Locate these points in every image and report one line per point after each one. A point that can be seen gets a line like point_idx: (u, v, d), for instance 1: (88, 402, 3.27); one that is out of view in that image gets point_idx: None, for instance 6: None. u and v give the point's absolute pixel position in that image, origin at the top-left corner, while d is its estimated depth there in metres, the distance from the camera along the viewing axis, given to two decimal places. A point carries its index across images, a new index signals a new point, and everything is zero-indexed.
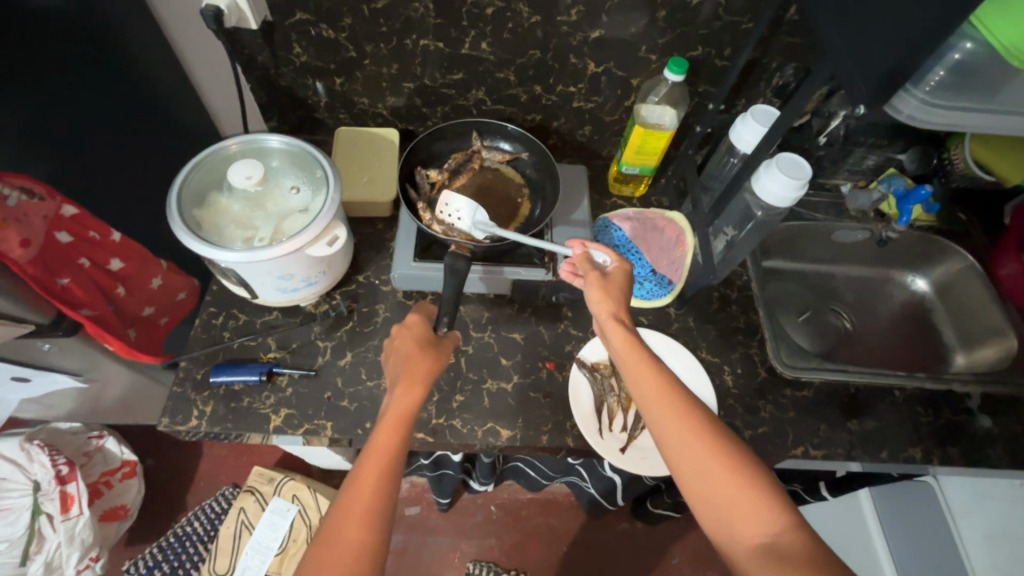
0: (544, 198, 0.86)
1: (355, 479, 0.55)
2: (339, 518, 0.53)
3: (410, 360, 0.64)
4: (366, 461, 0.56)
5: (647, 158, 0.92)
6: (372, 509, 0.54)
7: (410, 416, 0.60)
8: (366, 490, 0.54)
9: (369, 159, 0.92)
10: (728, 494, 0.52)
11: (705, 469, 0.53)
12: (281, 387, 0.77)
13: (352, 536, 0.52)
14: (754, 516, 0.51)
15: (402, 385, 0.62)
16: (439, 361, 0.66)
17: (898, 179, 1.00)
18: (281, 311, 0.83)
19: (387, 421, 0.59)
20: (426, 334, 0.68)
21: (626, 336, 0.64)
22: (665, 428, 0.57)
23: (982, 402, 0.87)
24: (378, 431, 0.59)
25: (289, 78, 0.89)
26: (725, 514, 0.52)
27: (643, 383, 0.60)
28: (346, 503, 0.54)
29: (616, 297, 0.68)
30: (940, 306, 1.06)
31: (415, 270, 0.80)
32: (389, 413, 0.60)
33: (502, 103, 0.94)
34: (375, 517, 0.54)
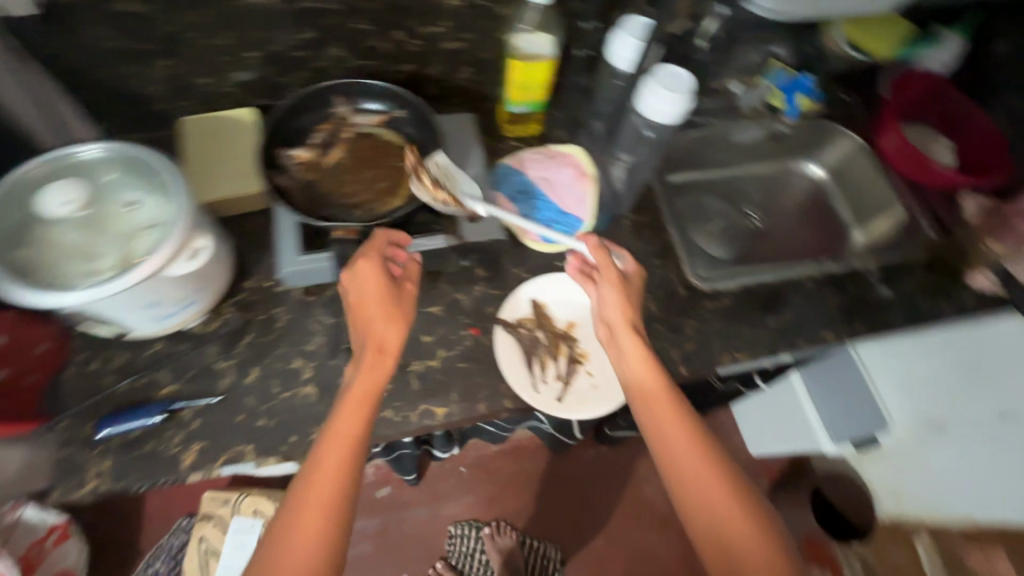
0: (430, 157, 0.78)
1: (316, 464, 0.59)
2: (304, 505, 0.57)
3: (372, 331, 0.65)
4: (327, 447, 0.60)
5: (532, 94, 0.85)
6: (332, 492, 0.58)
7: (372, 394, 0.62)
8: (331, 481, 0.58)
9: (224, 145, 0.80)
10: (722, 509, 0.63)
11: (705, 487, 0.64)
12: (186, 422, 0.70)
13: (314, 520, 0.57)
14: (740, 529, 0.62)
15: (364, 361, 0.63)
16: (403, 323, 0.67)
17: (781, 71, 1.01)
18: (165, 340, 0.74)
19: (349, 402, 0.61)
20: (383, 288, 0.66)
21: (643, 353, 0.70)
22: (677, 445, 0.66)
23: (881, 273, 0.92)
24: (340, 416, 0.61)
25: (104, 70, 0.75)
26: (717, 526, 0.62)
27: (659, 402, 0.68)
28: (309, 501, 0.58)
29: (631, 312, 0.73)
30: (835, 187, 1.10)
31: (305, 263, 0.73)
32: (353, 393, 0.62)
33: (365, 57, 0.84)
34: (337, 499, 0.58)
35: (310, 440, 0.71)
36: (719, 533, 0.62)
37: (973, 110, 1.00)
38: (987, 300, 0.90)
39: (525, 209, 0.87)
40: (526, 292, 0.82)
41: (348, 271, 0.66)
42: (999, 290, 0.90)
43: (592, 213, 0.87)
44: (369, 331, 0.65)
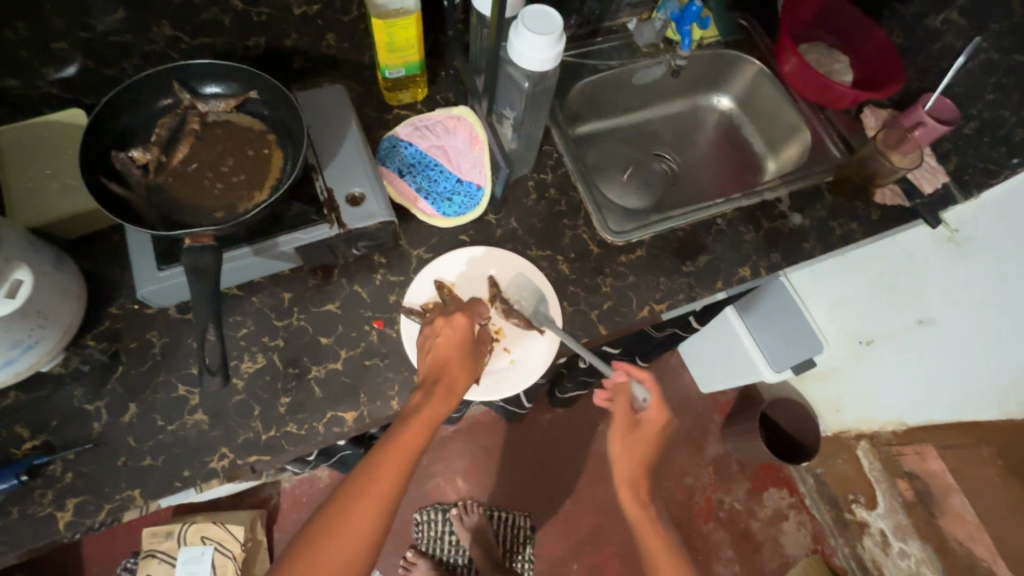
0: (294, 140, 0.69)
1: (369, 471, 0.59)
2: (354, 501, 0.56)
3: (449, 372, 0.66)
4: (385, 457, 0.59)
5: (405, 55, 0.77)
6: (384, 502, 0.57)
7: (435, 422, 0.63)
8: (386, 480, 0.58)
9: (50, 155, 0.69)
10: None
11: None
12: (56, 477, 0.62)
13: (361, 519, 0.56)
14: None
15: (437, 392, 0.64)
16: (472, 373, 0.68)
17: (672, 1, 0.93)
18: (18, 389, 0.65)
19: (414, 423, 0.62)
20: (466, 342, 0.68)
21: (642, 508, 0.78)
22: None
23: (792, 202, 0.91)
24: (402, 431, 0.61)
25: None
26: None
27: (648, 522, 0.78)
28: (360, 493, 0.57)
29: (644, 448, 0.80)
30: (745, 118, 1.08)
31: (166, 281, 0.64)
32: (422, 416, 0.62)
33: (204, 35, 0.73)
34: (385, 508, 0.57)
35: (208, 471, 0.65)
36: None
37: (869, 23, 0.97)
38: (894, 214, 0.91)
39: (418, 183, 0.80)
40: (429, 274, 0.76)
41: (443, 320, 0.69)
42: (902, 200, 0.91)
43: (489, 178, 0.81)
44: (442, 364, 0.66)
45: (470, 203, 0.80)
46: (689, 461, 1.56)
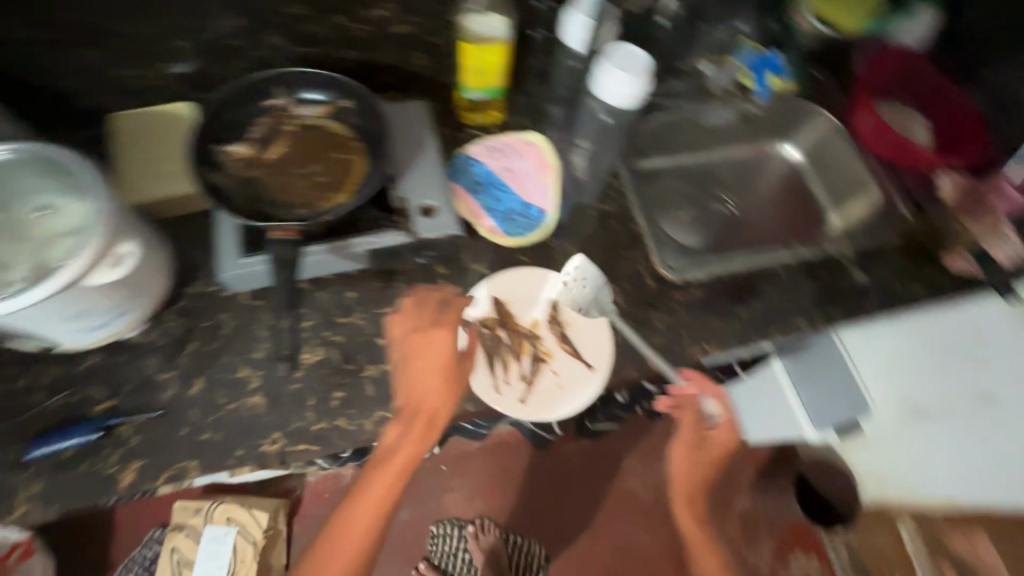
0: (378, 148, 0.73)
1: (375, 483, 0.80)
2: (370, 481, 0.80)
3: (428, 408, 0.71)
4: (388, 475, 0.79)
5: (489, 80, 0.80)
6: (395, 481, 0.79)
7: (420, 450, 0.77)
8: (391, 473, 0.79)
9: (157, 141, 0.75)
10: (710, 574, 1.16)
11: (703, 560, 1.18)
12: (124, 439, 0.66)
13: (378, 493, 0.80)
14: None
15: (416, 431, 0.73)
16: (456, 390, 0.72)
17: (749, 49, 0.98)
18: (101, 352, 0.70)
19: (401, 457, 0.77)
20: (446, 361, 0.72)
21: (688, 514, 1.21)
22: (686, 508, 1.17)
23: (857, 258, 0.89)
24: (394, 458, 0.77)
25: (19, 61, 0.69)
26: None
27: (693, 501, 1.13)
28: (373, 476, 0.80)
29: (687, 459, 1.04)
30: (811, 170, 1.07)
31: (246, 266, 0.68)
32: (405, 444, 0.74)
33: (307, 45, 0.79)
34: (395, 485, 0.80)
35: (259, 453, 0.67)
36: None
37: (947, 86, 0.98)
38: (966, 282, 0.88)
39: (485, 202, 0.82)
40: (486, 290, 0.78)
41: (415, 330, 0.73)
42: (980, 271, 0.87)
43: (554, 203, 0.83)
44: (413, 400, 0.71)
45: (532, 225, 0.82)
46: (716, 512, 1.51)
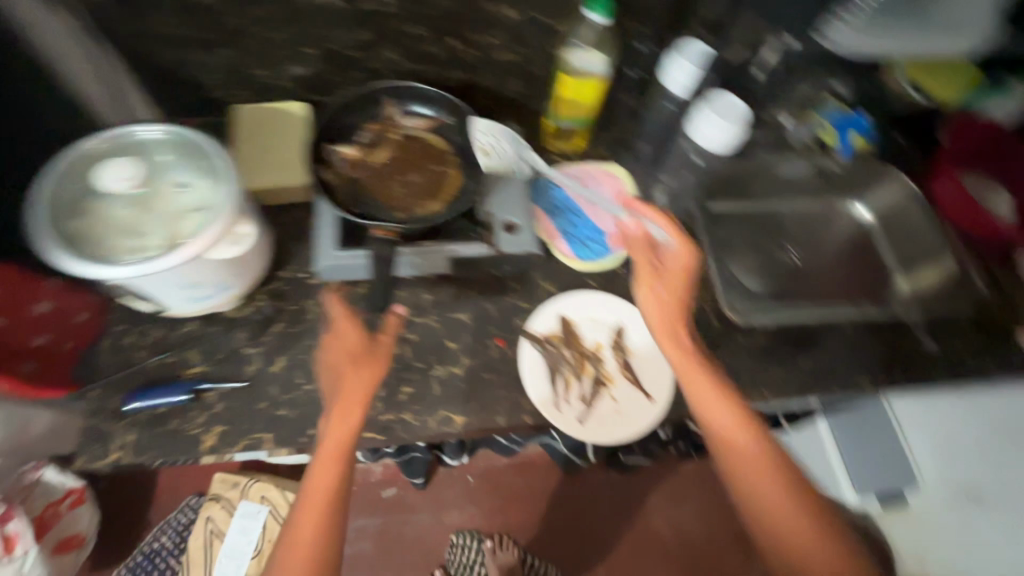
0: (473, 165, 0.78)
1: (296, 526, 0.59)
2: (293, 526, 0.59)
3: (345, 389, 0.62)
4: (305, 508, 0.59)
5: (578, 109, 0.84)
6: (321, 518, 0.59)
7: (348, 447, 0.60)
8: (317, 497, 0.60)
9: (270, 136, 0.81)
10: (787, 521, 0.69)
11: (770, 498, 0.69)
12: (211, 404, 0.71)
13: (305, 540, 0.58)
14: (800, 526, 0.68)
15: (332, 418, 0.60)
16: (377, 375, 0.63)
17: (837, 108, 1.00)
18: (200, 320, 0.76)
19: (324, 458, 0.60)
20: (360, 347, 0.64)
21: (733, 414, 0.70)
22: (750, 480, 0.70)
23: (926, 325, 0.89)
24: (315, 469, 0.60)
25: (173, 52, 0.77)
26: (784, 552, 0.69)
27: (752, 472, 0.70)
28: (298, 519, 0.60)
29: (661, 309, 0.76)
30: (881, 233, 1.06)
31: (342, 259, 0.73)
32: (326, 444, 0.60)
33: (419, 62, 0.85)
34: (324, 531, 0.59)
35: None
36: (796, 554, 0.68)
37: None
38: None
39: (561, 225, 0.85)
40: (554, 307, 0.81)
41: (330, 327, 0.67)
42: None
43: None
44: (339, 383, 0.62)
45: (607, 250, 0.84)
46: None
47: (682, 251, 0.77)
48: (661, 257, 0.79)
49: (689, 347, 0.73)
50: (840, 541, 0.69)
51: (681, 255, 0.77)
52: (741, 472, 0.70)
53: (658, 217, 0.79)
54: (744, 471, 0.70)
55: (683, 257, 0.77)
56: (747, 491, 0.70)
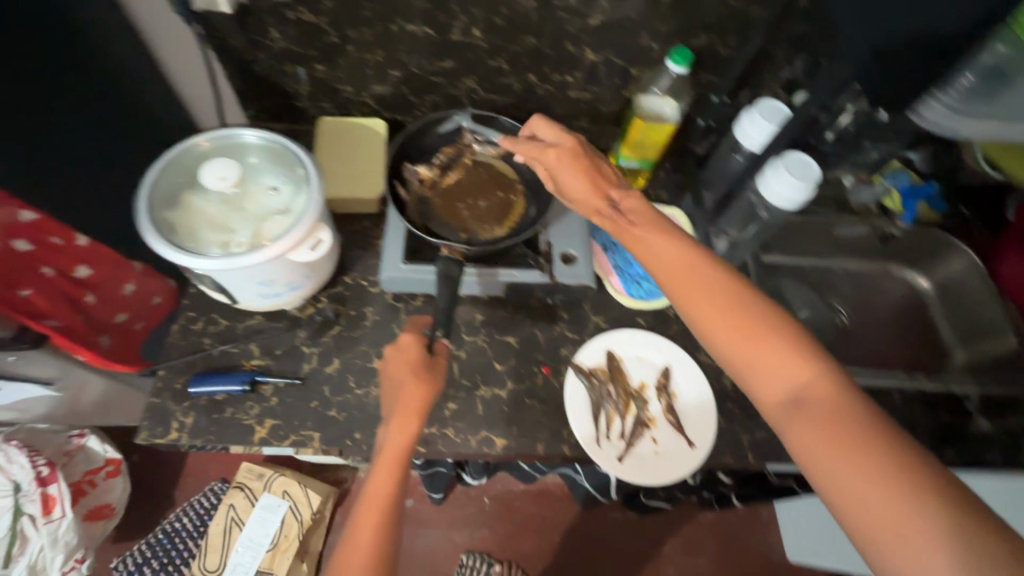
0: (540, 196, 0.81)
1: (353, 533, 0.56)
2: (348, 541, 0.56)
3: (404, 395, 0.61)
4: (363, 514, 0.56)
5: (647, 152, 0.87)
6: (378, 535, 0.56)
7: (407, 454, 0.59)
8: (372, 507, 0.57)
9: (351, 150, 0.87)
10: (761, 357, 0.52)
11: (784, 406, 0.50)
12: (265, 397, 0.74)
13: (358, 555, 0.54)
14: (849, 462, 0.46)
15: (394, 423, 0.60)
16: (434, 388, 0.62)
17: (903, 175, 0.99)
18: (264, 315, 0.79)
19: (383, 462, 0.58)
20: (422, 355, 0.63)
21: (718, 292, 0.55)
22: (711, 316, 0.54)
23: (981, 404, 0.86)
24: (372, 477, 0.58)
25: (271, 64, 0.82)
26: (823, 459, 0.47)
27: (712, 312, 0.54)
28: (354, 532, 0.56)
29: (588, 189, 0.67)
30: (937, 302, 1.05)
31: (406, 273, 0.76)
32: (385, 452, 0.59)
33: (495, 92, 0.88)
34: (381, 546, 0.55)
35: (373, 441, 0.73)
36: (835, 473, 0.46)
37: None
38: None
39: (616, 261, 0.87)
40: (603, 342, 0.81)
41: (392, 343, 0.65)
42: None
43: None
44: (399, 396, 0.61)
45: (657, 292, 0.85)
46: None
47: (564, 138, 0.71)
48: (543, 160, 0.70)
49: (625, 204, 0.65)
50: (918, 518, 0.42)
51: (527, 148, 0.71)
52: (699, 309, 0.55)
53: (505, 142, 0.73)
54: (717, 338, 0.54)
55: (561, 163, 0.69)
56: (740, 373, 0.53)
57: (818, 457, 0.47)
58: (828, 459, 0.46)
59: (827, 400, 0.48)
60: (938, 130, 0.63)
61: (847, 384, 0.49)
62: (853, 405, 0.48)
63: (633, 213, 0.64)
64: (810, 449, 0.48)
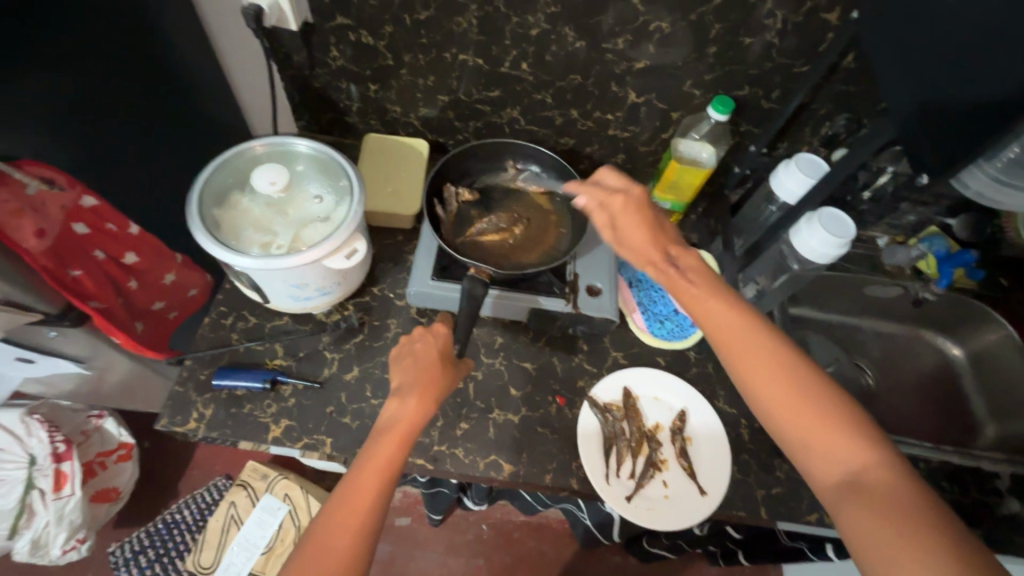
0: (572, 228, 0.84)
1: (350, 490, 0.53)
2: (338, 502, 0.52)
3: (427, 376, 0.61)
4: (365, 474, 0.54)
5: (681, 194, 0.88)
6: (369, 507, 0.52)
7: (416, 432, 0.58)
8: (372, 473, 0.54)
9: (393, 167, 0.91)
10: (816, 438, 0.53)
11: (843, 492, 0.50)
12: (284, 397, 0.75)
13: (346, 526, 0.51)
14: (910, 558, 0.45)
15: (413, 399, 0.59)
16: (451, 382, 0.63)
17: (940, 240, 0.95)
18: (292, 317, 0.82)
19: (393, 434, 0.57)
20: (449, 350, 0.65)
21: (770, 368, 0.55)
22: (770, 388, 0.55)
23: (1013, 484, 0.82)
24: (376, 445, 0.56)
25: (327, 80, 0.86)
26: (886, 550, 0.46)
27: (769, 382, 0.55)
28: (343, 499, 0.53)
29: (648, 243, 0.66)
30: (970, 372, 1.02)
31: (433, 288, 0.78)
32: (397, 424, 0.58)
33: (536, 124, 0.91)
34: (372, 518, 0.52)
35: None
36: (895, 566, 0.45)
37: None
38: None
39: (640, 297, 0.88)
40: (620, 378, 0.81)
41: (424, 329, 0.66)
42: None
43: None
44: (418, 375, 0.62)
45: (679, 333, 0.86)
46: None
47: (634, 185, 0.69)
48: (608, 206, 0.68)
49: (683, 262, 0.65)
50: None
51: (593, 192, 0.69)
52: (757, 377, 0.56)
53: (572, 186, 0.71)
54: (773, 410, 0.55)
55: (627, 210, 0.67)
56: (795, 448, 0.54)
57: (876, 545, 0.47)
58: (890, 552, 0.46)
59: (886, 488, 0.49)
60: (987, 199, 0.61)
61: (907, 477, 0.49)
62: (911, 491, 0.48)
63: (692, 271, 0.64)
64: (867, 534, 0.48)
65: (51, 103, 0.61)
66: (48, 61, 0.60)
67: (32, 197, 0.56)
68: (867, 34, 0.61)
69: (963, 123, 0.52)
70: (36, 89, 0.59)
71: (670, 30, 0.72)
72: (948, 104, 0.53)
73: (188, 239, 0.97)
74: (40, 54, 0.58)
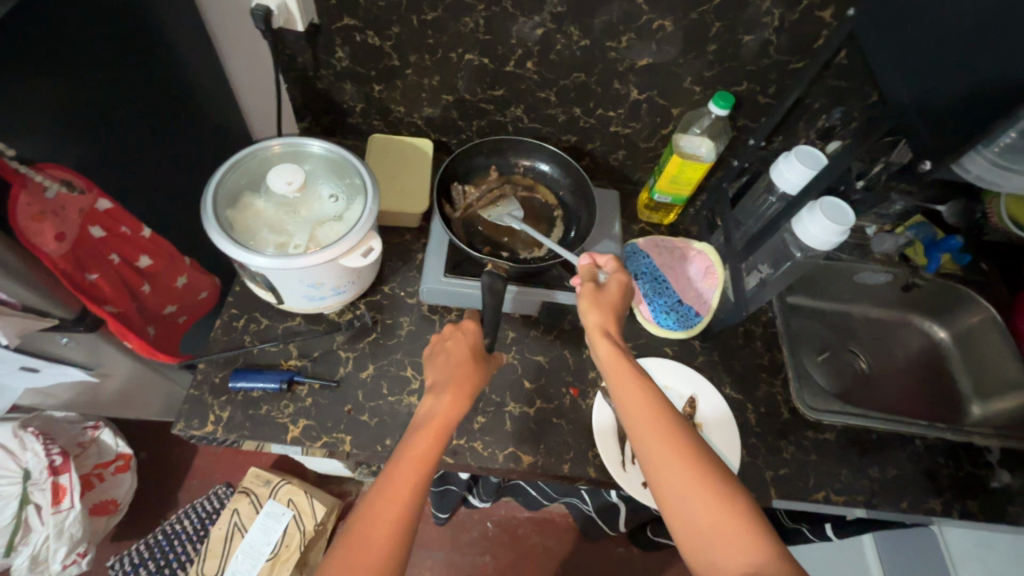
0: (580, 222, 0.86)
1: (390, 482, 0.54)
2: (378, 492, 0.53)
3: (459, 373, 0.63)
4: (400, 468, 0.55)
5: (681, 189, 0.90)
6: (409, 498, 0.53)
7: (451, 427, 0.59)
8: (414, 461, 0.56)
9: (400, 167, 0.91)
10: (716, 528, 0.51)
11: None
12: (300, 397, 0.75)
13: (384, 518, 0.52)
14: None
15: (447, 396, 0.61)
16: (484, 376, 0.65)
17: (926, 227, 0.99)
18: (304, 318, 0.82)
19: (428, 428, 0.58)
20: (479, 346, 0.67)
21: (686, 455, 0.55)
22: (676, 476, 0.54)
23: (1001, 457, 0.87)
24: (415, 437, 0.58)
25: (330, 81, 0.87)
26: None
27: (674, 467, 0.55)
28: (382, 492, 0.53)
29: (605, 324, 0.68)
30: (956, 354, 1.06)
31: (445, 285, 0.79)
32: (432, 421, 0.59)
33: (539, 122, 0.92)
34: (410, 507, 0.53)
35: None
36: None
37: None
38: None
39: (647, 289, 0.90)
40: None
41: (454, 327, 0.69)
42: None
43: (712, 310, 0.88)
44: (449, 375, 0.64)
45: (685, 322, 0.88)
46: None
47: (617, 278, 0.72)
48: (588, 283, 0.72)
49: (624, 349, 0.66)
50: None
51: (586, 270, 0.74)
52: (664, 465, 0.55)
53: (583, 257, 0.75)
54: (677, 501, 0.53)
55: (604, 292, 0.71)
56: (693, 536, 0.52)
57: None
58: None
59: None
60: (981, 181, 0.65)
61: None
62: None
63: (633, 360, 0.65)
64: None
65: (60, 107, 0.61)
66: (60, 66, 0.59)
67: (52, 201, 0.56)
68: (863, 30, 0.64)
69: (957, 114, 0.55)
70: (46, 93, 0.58)
71: (672, 29, 0.74)
72: (943, 94, 0.56)
73: (192, 242, 0.96)
74: (49, 56, 0.57)
